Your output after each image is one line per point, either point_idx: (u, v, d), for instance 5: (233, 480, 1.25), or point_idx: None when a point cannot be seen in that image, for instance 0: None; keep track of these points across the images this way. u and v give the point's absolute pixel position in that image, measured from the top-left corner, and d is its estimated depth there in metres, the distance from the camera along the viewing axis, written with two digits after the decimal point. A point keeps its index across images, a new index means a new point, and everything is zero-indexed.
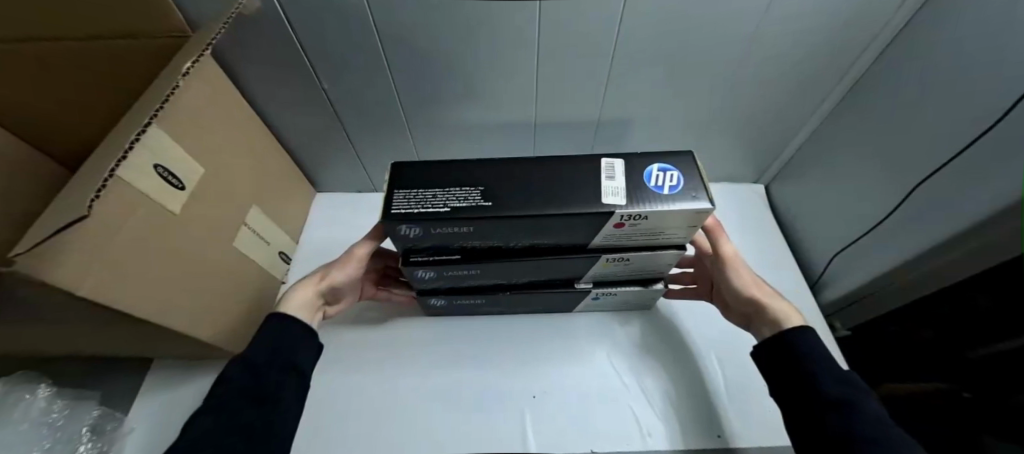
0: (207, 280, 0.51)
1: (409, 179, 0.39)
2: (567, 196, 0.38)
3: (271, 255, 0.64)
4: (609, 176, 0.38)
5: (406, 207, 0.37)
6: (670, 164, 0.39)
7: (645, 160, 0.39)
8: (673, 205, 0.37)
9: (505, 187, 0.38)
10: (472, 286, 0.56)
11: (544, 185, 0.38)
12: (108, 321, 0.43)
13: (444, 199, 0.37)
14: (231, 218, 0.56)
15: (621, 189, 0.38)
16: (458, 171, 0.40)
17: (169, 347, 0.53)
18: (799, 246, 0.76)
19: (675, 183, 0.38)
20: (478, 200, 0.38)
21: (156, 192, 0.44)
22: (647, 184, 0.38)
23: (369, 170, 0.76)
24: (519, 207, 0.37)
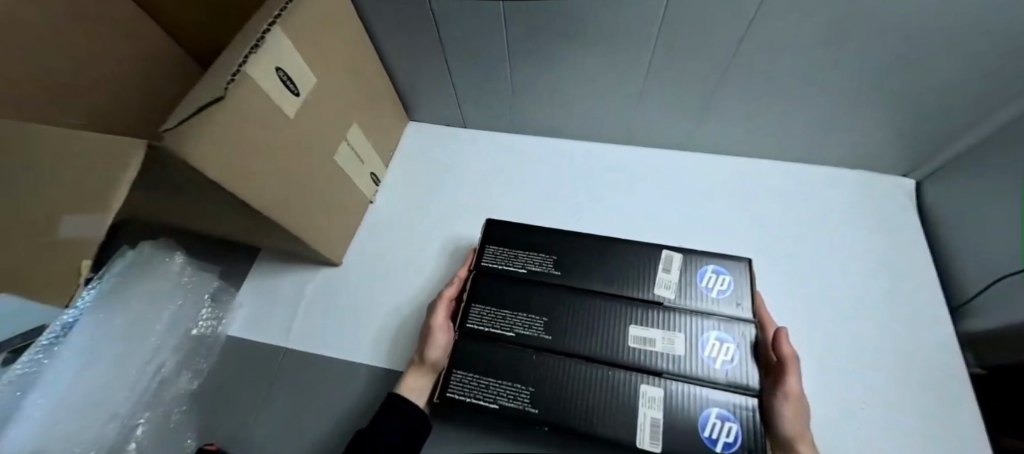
0: (310, 187, 0.55)
1: (498, 239, 0.62)
2: (610, 352, 0.53)
3: (365, 174, 0.68)
4: (666, 268, 0.58)
5: (492, 260, 0.60)
6: (723, 269, 0.57)
7: (702, 264, 0.58)
8: (721, 377, 0.51)
9: (562, 325, 0.55)
10: (500, 402, 0.51)
11: (600, 267, 0.59)
12: (233, 209, 0.48)
13: (523, 263, 0.60)
14: (335, 130, 0.58)
15: (674, 285, 0.56)
16: (536, 245, 0.61)
17: (277, 241, 0.60)
18: (945, 262, 0.62)
19: (723, 286, 0.56)
20: (550, 267, 0.59)
21: (280, 100, 0.47)
22: (700, 284, 0.57)
23: (462, 105, 0.74)
24: (580, 279, 0.58)
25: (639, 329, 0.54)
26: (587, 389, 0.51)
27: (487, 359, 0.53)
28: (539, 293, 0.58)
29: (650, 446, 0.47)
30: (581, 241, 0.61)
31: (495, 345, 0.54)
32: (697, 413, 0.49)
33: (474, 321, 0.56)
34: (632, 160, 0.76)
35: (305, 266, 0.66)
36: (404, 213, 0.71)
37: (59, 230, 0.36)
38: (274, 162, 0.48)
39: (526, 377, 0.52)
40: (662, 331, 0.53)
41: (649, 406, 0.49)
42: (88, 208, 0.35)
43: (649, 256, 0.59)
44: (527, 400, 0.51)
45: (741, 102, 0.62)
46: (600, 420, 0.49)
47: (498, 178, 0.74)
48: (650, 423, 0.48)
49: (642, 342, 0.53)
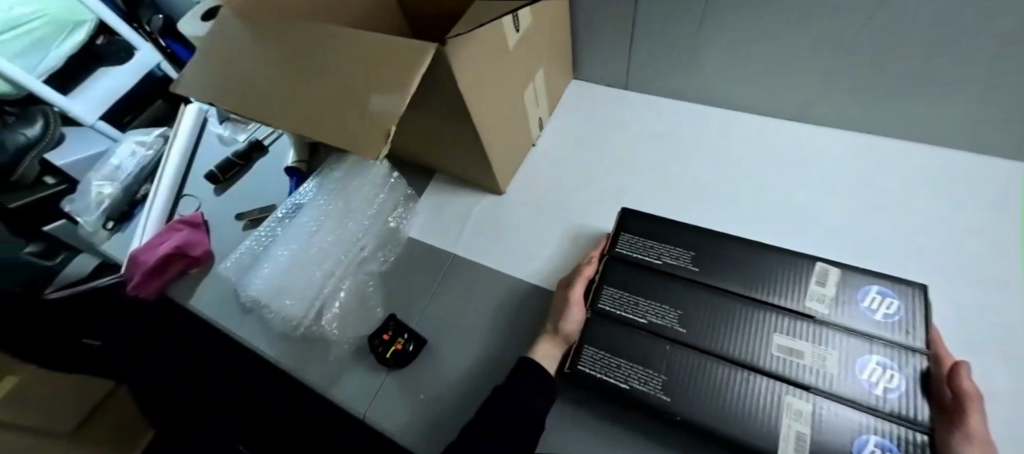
0: (503, 115, 0.63)
1: (632, 226, 0.57)
2: (742, 355, 0.46)
3: (536, 118, 0.74)
4: (818, 280, 0.48)
5: (626, 247, 0.56)
6: (892, 290, 0.46)
7: (863, 283, 0.47)
8: (884, 406, 0.41)
9: (699, 320, 0.49)
10: (626, 386, 0.46)
11: (737, 267, 0.51)
12: (452, 121, 0.57)
13: (659, 253, 0.54)
14: (529, 70, 0.65)
15: (830, 300, 0.47)
16: (669, 234, 0.55)
17: (461, 162, 0.69)
18: None
19: (894, 310, 0.45)
20: (686, 262, 0.53)
21: (507, 35, 0.55)
22: (859, 302, 0.46)
23: (631, 65, 0.77)
24: (718, 276, 0.51)
25: (782, 336, 0.46)
26: (722, 388, 0.45)
27: (612, 339, 0.49)
28: (679, 286, 0.52)
29: None
30: (722, 237, 0.54)
31: (623, 328, 0.50)
32: (849, 438, 0.40)
33: (605, 302, 0.52)
34: (802, 138, 0.72)
35: (472, 192, 0.76)
36: (561, 160, 0.77)
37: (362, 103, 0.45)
38: (490, 84, 0.56)
39: (660, 364, 0.47)
40: (813, 344, 0.45)
41: (795, 419, 0.41)
42: (388, 89, 0.44)
43: (798, 264, 0.50)
44: (658, 387, 0.46)
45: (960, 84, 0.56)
46: (734, 427, 0.42)
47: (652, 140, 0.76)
48: (797, 440, 0.40)
49: (787, 352, 0.45)
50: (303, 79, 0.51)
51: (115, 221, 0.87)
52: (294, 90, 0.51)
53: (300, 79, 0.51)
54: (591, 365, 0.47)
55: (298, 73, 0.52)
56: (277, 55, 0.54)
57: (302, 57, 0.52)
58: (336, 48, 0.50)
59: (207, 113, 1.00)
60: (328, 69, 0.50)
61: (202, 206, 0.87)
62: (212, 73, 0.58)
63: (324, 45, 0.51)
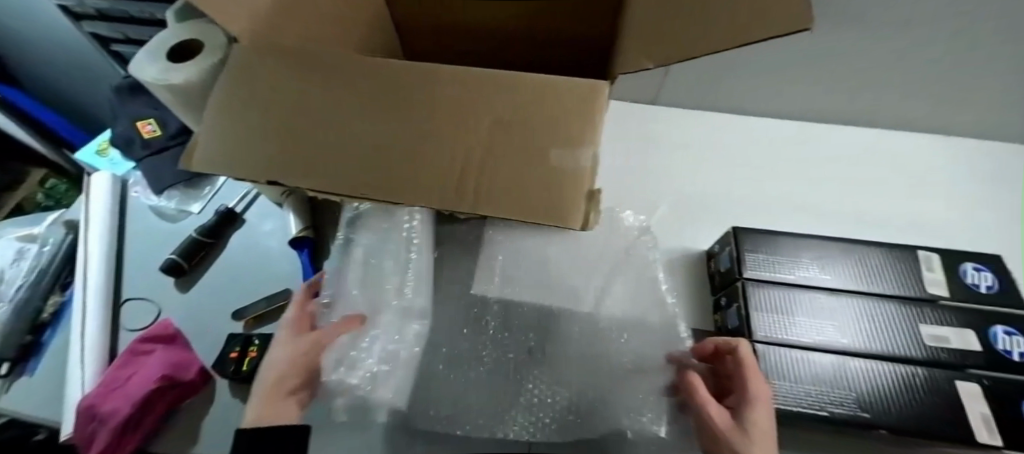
0: None
1: (754, 245, 0.56)
2: (901, 351, 0.49)
3: None
4: (927, 267, 0.54)
5: (755, 269, 0.54)
6: (984, 265, 0.54)
7: (960, 263, 0.54)
8: (1016, 368, 0.48)
9: (853, 328, 0.50)
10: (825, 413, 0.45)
11: (860, 265, 0.54)
12: None
13: (790, 269, 0.54)
14: None
15: (943, 283, 0.52)
16: (792, 248, 0.56)
17: None
18: None
19: (990, 282, 0.53)
20: (817, 272, 0.54)
21: None
22: (964, 280, 0.53)
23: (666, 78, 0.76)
24: (850, 279, 0.53)
25: (928, 326, 0.49)
26: (905, 389, 0.46)
27: (786, 366, 0.47)
28: (824, 298, 0.52)
29: (993, 441, 0.43)
30: (833, 240, 0.57)
31: (796, 353, 0.49)
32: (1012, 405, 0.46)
33: (762, 330, 0.50)
34: (824, 134, 0.78)
35: None
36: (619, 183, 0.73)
37: (533, 153, 0.36)
38: None
39: (843, 382, 0.46)
40: (953, 328, 0.49)
41: (973, 403, 0.45)
42: (568, 138, 0.36)
43: (905, 254, 0.55)
44: (852, 404, 0.45)
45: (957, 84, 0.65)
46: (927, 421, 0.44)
47: (698, 149, 0.76)
48: (983, 422, 0.44)
49: (937, 340, 0.49)
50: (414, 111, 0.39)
51: (12, 365, 0.58)
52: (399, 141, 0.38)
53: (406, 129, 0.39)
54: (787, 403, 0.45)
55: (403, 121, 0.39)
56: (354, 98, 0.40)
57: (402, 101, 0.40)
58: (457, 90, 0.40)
59: (126, 178, 0.74)
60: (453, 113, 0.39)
61: (163, 310, 0.63)
62: (252, 94, 0.41)
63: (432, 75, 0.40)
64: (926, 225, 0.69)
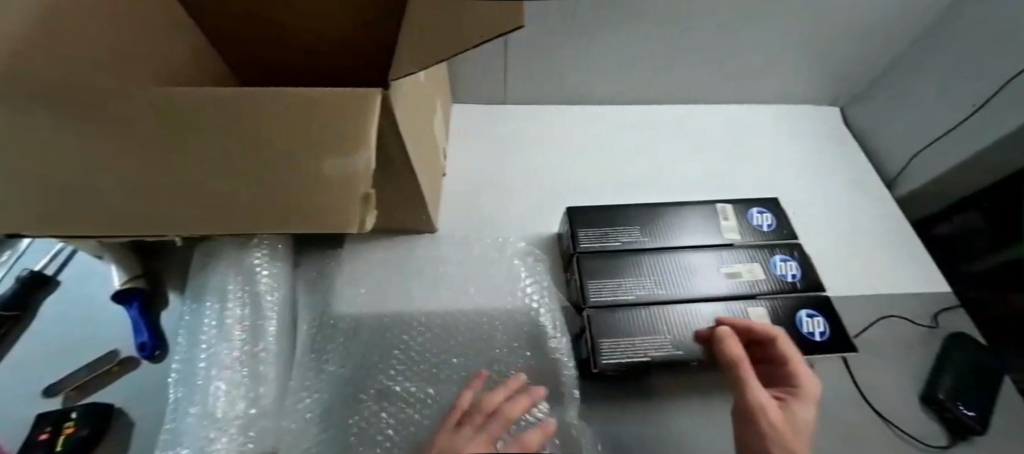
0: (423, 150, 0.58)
1: (585, 221, 0.61)
2: (707, 291, 0.56)
3: (440, 147, 0.72)
4: (724, 216, 0.63)
5: (587, 242, 0.60)
6: (765, 208, 0.64)
7: (747, 209, 0.64)
8: (794, 287, 0.57)
9: (669, 280, 0.57)
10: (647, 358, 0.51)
11: (673, 223, 0.62)
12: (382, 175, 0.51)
13: (615, 237, 0.60)
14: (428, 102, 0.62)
15: (736, 228, 0.62)
16: (618, 217, 0.62)
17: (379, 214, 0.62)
18: (875, 153, 0.87)
19: (770, 220, 0.63)
20: (639, 236, 0.60)
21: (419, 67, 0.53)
22: (753, 223, 0.63)
23: (507, 82, 0.82)
24: (666, 237, 0.60)
25: (725, 266, 0.58)
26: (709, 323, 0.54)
27: (615, 325, 0.53)
28: (646, 257, 0.59)
29: None
30: (652, 205, 0.64)
31: (623, 311, 0.54)
32: (790, 317, 0.55)
33: (594, 296, 0.55)
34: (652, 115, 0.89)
35: (397, 240, 0.68)
36: (475, 183, 0.77)
37: (296, 171, 0.36)
38: (415, 120, 0.51)
39: (661, 328, 0.53)
40: (743, 264, 0.58)
41: (760, 323, 0.54)
42: (335, 149, 0.36)
43: (707, 208, 0.64)
44: (669, 346, 0.52)
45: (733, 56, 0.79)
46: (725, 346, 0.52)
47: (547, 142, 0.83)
48: None
49: (733, 277, 0.58)
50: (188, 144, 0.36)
51: None
52: (146, 173, 0.36)
53: (151, 156, 0.36)
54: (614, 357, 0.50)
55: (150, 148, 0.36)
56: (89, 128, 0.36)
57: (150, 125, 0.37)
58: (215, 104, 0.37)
59: None
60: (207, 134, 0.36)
61: None
62: None
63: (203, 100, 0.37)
64: (737, 180, 0.81)
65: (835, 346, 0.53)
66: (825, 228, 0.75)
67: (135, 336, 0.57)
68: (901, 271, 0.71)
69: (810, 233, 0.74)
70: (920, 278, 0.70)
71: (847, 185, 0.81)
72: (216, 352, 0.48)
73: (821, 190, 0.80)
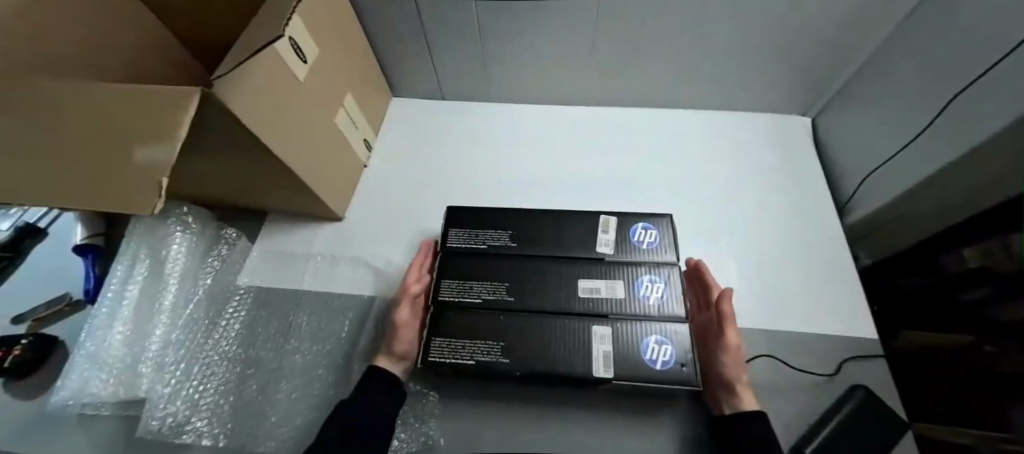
0: (317, 143, 0.63)
1: (460, 220, 0.63)
2: (561, 305, 0.55)
3: (359, 140, 0.77)
4: (603, 230, 0.60)
5: (456, 241, 0.61)
6: (651, 224, 0.60)
7: (631, 223, 0.61)
8: (655, 311, 0.54)
9: (524, 288, 0.57)
10: (472, 361, 0.52)
11: (548, 233, 0.61)
12: (258, 165, 0.56)
13: (484, 239, 0.61)
14: (336, 98, 0.68)
15: (613, 243, 0.59)
16: (493, 219, 0.63)
17: (284, 199, 0.68)
18: (835, 173, 0.77)
19: (653, 238, 0.59)
20: (508, 240, 0.61)
21: (293, 64, 0.55)
22: (633, 238, 0.60)
23: (441, 80, 0.85)
24: (535, 245, 0.60)
25: (585, 281, 0.56)
26: (548, 336, 0.53)
27: (450, 324, 0.54)
28: (510, 262, 0.59)
29: (604, 374, 0.50)
30: (535, 212, 0.64)
31: (467, 311, 0.55)
32: (638, 341, 0.52)
33: (445, 293, 0.57)
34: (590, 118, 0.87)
35: (309, 223, 0.75)
36: (394, 174, 0.81)
37: (117, 153, 0.42)
38: (293, 116, 0.56)
39: (496, 333, 0.53)
40: (606, 280, 0.56)
41: (600, 342, 0.52)
42: (149, 139, 0.42)
43: (591, 219, 0.62)
44: (498, 352, 0.52)
45: (663, 56, 0.75)
46: (556, 362, 0.51)
47: (474, 140, 0.84)
48: (604, 357, 0.51)
49: (591, 292, 0.56)
50: (58, 133, 0.44)
51: None
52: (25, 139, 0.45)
53: (32, 127, 0.45)
54: (438, 354, 0.51)
55: (30, 121, 0.45)
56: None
57: (37, 104, 0.46)
58: (87, 93, 0.46)
59: None
60: (72, 114, 0.45)
61: None
62: None
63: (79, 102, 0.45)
64: (664, 191, 0.76)
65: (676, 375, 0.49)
66: (750, 252, 0.68)
67: (86, 283, 0.69)
68: (828, 306, 0.63)
69: (730, 256, 0.68)
70: (839, 317, 0.62)
71: (791, 207, 0.73)
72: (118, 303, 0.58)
73: (758, 211, 0.73)
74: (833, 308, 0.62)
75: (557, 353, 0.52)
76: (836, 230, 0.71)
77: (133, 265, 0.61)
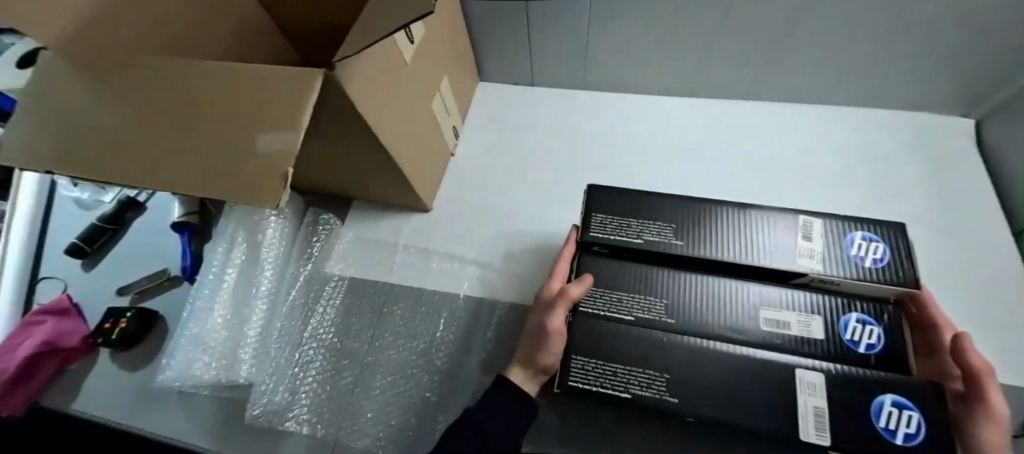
0: (415, 131, 0.59)
1: (603, 206, 0.50)
2: (736, 332, 0.44)
3: (449, 128, 0.72)
4: (805, 233, 0.46)
5: (600, 232, 0.49)
6: (875, 234, 0.45)
7: (848, 228, 0.46)
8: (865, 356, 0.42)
9: (688, 308, 0.45)
10: (630, 397, 0.40)
11: (719, 232, 0.47)
12: (364, 152, 0.53)
13: (638, 233, 0.48)
14: (433, 82, 0.63)
15: (819, 253, 0.45)
16: (648, 209, 0.50)
17: (376, 188, 0.65)
18: (1008, 189, 0.64)
19: (879, 254, 0.44)
20: (670, 238, 0.47)
21: (400, 42, 0.50)
22: (849, 249, 0.45)
23: (534, 64, 0.79)
24: (706, 246, 0.46)
25: (770, 309, 0.44)
26: (730, 376, 0.40)
27: (598, 342, 0.43)
28: (668, 272, 0.47)
29: (819, 439, 0.37)
30: (700, 204, 0.50)
31: (618, 329, 0.44)
32: (855, 393, 0.39)
33: (587, 304, 0.46)
34: (697, 111, 0.77)
35: (396, 213, 0.72)
36: (481, 165, 0.76)
37: (237, 138, 0.40)
38: (397, 99, 0.52)
39: (659, 362, 0.41)
40: (800, 311, 0.44)
41: (809, 394, 0.39)
42: (273, 125, 0.39)
43: (779, 219, 0.47)
44: (662, 390, 0.40)
45: (802, 45, 0.64)
46: (741, 411, 0.39)
47: (566, 131, 0.78)
48: (815, 414, 0.38)
49: (779, 324, 0.43)
50: (174, 112, 0.42)
51: None
52: (141, 117, 0.43)
53: (149, 104, 0.43)
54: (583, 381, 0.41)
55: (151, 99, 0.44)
56: (106, 75, 0.45)
57: (158, 82, 0.44)
58: (206, 71, 0.44)
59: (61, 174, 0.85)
60: (190, 93, 0.43)
61: (70, 287, 0.72)
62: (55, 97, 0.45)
63: (196, 81, 0.43)
64: (788, 198, 0.67)
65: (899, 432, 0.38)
66: None
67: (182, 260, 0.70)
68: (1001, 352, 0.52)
69: None
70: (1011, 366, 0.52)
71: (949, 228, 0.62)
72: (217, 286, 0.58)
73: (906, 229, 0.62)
74: (1006, 356, 0.52)
75: (742, 401, 0.40)
76: (1004, 260, 0.60)
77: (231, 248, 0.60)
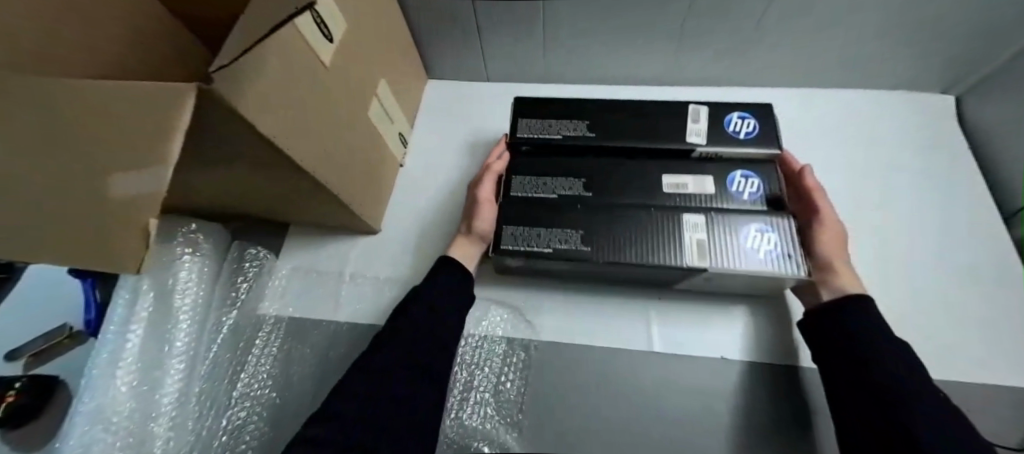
0: (349, 147, 0.50)
1: (530, 112, 0.57)
2: (646, 198, 0.51)
3: (394, 136, 0.63)
4: (694, 120, 0.55)
5: (528, 132, 0.56)
6: (748, 116, 0.54)
7: (726, 112, 0.55)
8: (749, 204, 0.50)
9: (605, 184, 0.52)
10: (552, 248, 0.48)
11: (627, 127, 0.55)
12: (283, 178, 0.43)
13: (558, 130, 0.56)
14: (367, 87, 0.54)
15: (705, 133, 0.54)
16: (569, 110, 0.57)
17: (313, 213, 0.56)
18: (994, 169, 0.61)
19: (750, 129, 0.54)
20: (586, 131, 0.55)
21: (314, 44, 0.41)
22: (728, 127, 0.54)
23: (487, 58, 0.70)
24: (618, 136, 0.55)
25: (671, 177, 0.52)
26: (636, 233, 0.49)
27: (529, 212, 0.50)
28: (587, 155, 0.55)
29: (700, 262, 0.46)
30: (613, 104, 0.58)
31: (543, 202, 0.52)
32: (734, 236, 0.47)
33: (517, 188, 0.53)
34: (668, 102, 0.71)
35: (341, 238, 0.63)
36: (440, 175, 0.68)
37: (95, 186, 0.31)
38: (318, 113, 0.43)
39: (576, 224, 0.49)
40: (694, 174, 0.52)
41: (693, 231, 0.47)
42: (132, 164, 0.29)
43: (677, 111, 0.56)
44: (577, 241, 0.49)
45: (779, 27, 0.58)
46: (648, 256, 0.47)
47: None
48: (697, 247, 0.47)
49: (678, 187, 0.52)
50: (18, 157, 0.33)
51: None
52: None
53: None
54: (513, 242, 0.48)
55: None
56: None
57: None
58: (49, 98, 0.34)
59: None
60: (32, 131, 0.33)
61: None
62: None
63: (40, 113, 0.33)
64: None
65: (784, 267, 0.45)
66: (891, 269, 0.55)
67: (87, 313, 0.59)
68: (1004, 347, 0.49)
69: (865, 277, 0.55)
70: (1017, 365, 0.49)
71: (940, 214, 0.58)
72: (118, 347, 0.47)
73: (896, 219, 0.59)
74: (1009, 355, 0.49)
75: (646, 248, 0.48)
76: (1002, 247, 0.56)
77: (135, 299, 0.49)
